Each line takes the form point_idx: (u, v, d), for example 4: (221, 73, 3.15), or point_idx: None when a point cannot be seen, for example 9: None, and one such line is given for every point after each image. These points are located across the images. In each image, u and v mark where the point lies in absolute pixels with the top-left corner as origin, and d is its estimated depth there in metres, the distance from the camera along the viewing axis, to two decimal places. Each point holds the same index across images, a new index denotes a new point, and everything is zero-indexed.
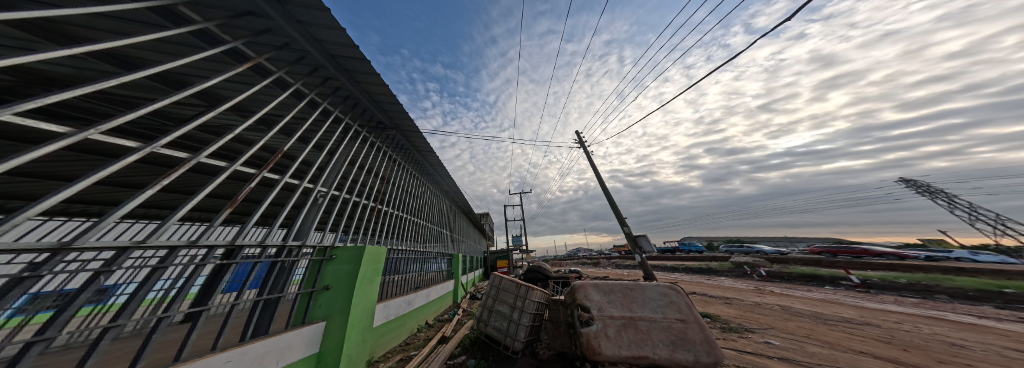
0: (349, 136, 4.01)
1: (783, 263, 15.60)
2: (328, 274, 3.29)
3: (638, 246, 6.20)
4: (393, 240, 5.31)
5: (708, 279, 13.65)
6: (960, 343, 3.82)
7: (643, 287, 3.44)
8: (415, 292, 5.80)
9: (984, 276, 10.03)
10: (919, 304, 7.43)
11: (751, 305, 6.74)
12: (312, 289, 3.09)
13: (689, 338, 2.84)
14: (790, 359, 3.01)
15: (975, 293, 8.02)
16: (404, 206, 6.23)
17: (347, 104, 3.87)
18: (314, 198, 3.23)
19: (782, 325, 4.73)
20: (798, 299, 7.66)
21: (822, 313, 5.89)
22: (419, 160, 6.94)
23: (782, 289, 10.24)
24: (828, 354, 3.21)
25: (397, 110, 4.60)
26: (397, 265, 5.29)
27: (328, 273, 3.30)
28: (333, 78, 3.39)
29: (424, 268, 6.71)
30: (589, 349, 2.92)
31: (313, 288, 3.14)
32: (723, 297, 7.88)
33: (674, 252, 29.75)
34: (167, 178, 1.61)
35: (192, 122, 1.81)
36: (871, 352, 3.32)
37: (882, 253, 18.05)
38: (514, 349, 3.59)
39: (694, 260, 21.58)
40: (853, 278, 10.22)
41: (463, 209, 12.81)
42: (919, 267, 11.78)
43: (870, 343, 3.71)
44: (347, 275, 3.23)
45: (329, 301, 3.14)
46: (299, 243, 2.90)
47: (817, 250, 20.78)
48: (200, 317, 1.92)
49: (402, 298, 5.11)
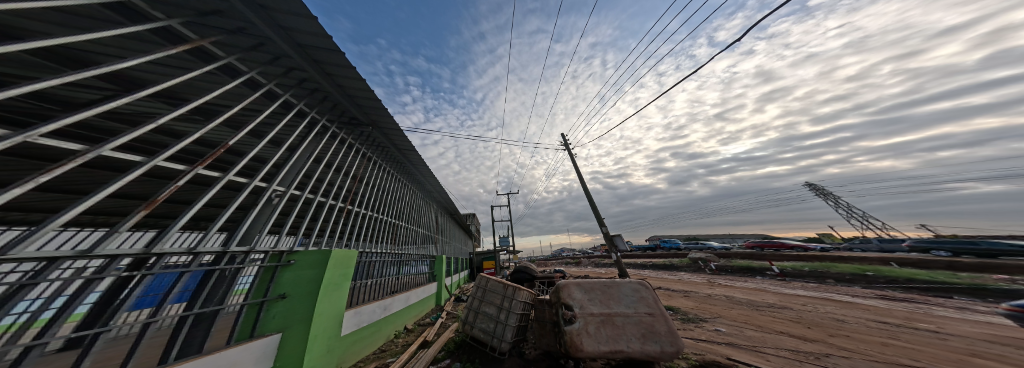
0: (317, 133, 3.57)
1: (727, 257, 18.63)
2: (284, 281, 2.95)
3: (615, 245, 6.67)
4: (368, 245, 4.92)
5: (671, 274, 15.58)
6: (842, 318, 5.08)
7: (619, 284, 3.79)
8: (392, 297, 5.51)
9: (855, 263, 13.38)
10: (817, 288, 9.54)
11: (703, 296, 7.90)
12: (264, 299, 2.73)
13: (657, 331, 3.21)
14: (734, 344, 3.64)
15: (849, 276, 10.66)
16: (381, 207, 5.81)
17: (315, 98, 3.39)
18: (267, 199, 2.81)
19: (727, 312, 5.68)
20: (738, 289, 9.22)
21: (754, 300, 7.19)
22: (400, 158, 6.45)
23: (727, 281, 12.22)
24: (761, 336, 3.96)
25: (376, 107, 4.19)
26: (371, 269, 4.92)
27: (284, 280, 2.95)
28: (302, 71, 2.96)
29: (401, 271, 6.37)
30: (572, 346, 3.17)
31: (265, 297, 2.78)
32: (681, 290, 9.12)
33: (645, 250, 33.08)
34: (46, 175, 1.15)
35: (90, 108, 1.35)
36: (790, 332, 4.16)
37: (791, 246, 22.82)
38: (502, 349, 3.68)
39: (659, 256, 24.36)
40: (774, 268, 12.71)
41: (448, 209, 12.45)
42: (818, 257, 15.13)
43: (786, 323, 4.69)
44: (311, 281, 2.90)
45: (287, 310, 2.80)
46: (246, 249, 2.49)
47: (749, 243, 24.98)
48: (100, 340, 1.50)
49: (377, 303, 4.84)
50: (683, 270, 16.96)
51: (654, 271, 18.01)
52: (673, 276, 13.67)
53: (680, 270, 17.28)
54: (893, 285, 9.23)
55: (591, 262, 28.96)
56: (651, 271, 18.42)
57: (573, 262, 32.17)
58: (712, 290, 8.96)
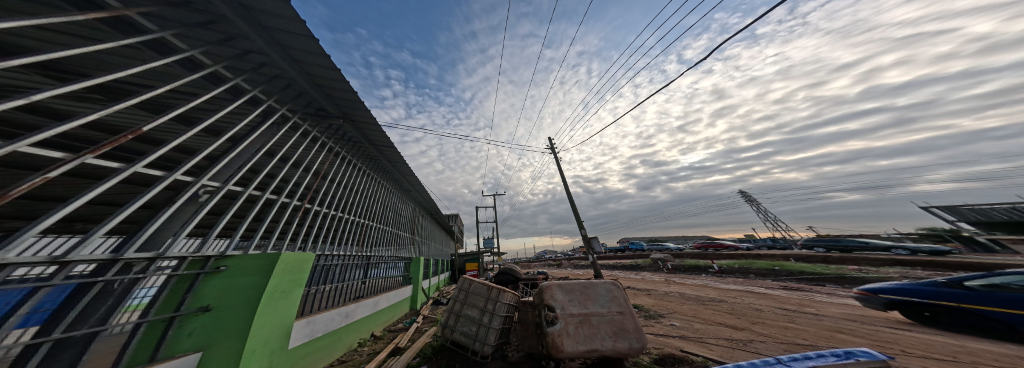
0: (274, 123, 3.29)
1: (682, 257, 21.59)
2: (208, 292, 2.32)
3: (591, 247, 7.26)
4: (330, 247, 4.54)
5: (637, 274, 17.49)
6: (759, 307, 6.41)
7: (595, 284, 4.15)
8: (356, 302, 5.00)
9: (771, 259, 16.74)
10: (742, 281, 11.80)
11: (663, 294, 9.09)
12: (177, 313, 2.06)
13: (626, 328, 3.62)
14: (684, 336, 4.34)
15: (765, 270, 13.37)
16: (350, 207, 5.41)
17: (274, 84, 3.17)
18: (192, 195, 2.22)
19: (680, 308, 6.70)
20: (688, 286, 10.90)
21: (701, 295, 8.54)
22: (375, 155, 6.09)
23: (680, 278, 14.25)
24: (704, 328, 4.78)
25: (348, 98, 4.00)
26: (330, 274, 4.46)
27: (208, 291, 2.33)
28: (260, 55, 2.79)
29: (369, 274, 5.88)
30: (554, 347, 3.39)
31: (177, 311, 2.09)
32: (645, 289, 10.36)
33: (616, 252, 36.42)
34: None
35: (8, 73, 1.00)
36: (726, 322, 5.09)
37: (728, 247, 27.50)
38: (485, 353, 3.73)
39: (628, 258, 26.97)
40: (715, 266, 15.20)
41: (428, 210, 12.00)
42: (747, 255, 18.47)
43: (722, 315, 5.73)
44: (253, 290, 2.45)
45: (214, 326, 2.21)
46: (158, 254, 1.83)
47: (698, 245, 29.27)
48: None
49: (336, 311, 4.30)
50: (647, 270, 19.17)
51: (622, 271, 20.02)
52: (639, 276, 15.40)
53: (644, 270, 19.53)
54: (792, 276, 11.88)
55: (569, 263, 30.69)
56: (620, 271, 20.42)
57: (552, 265, 33.64)
58: (669, 288, 10.40)
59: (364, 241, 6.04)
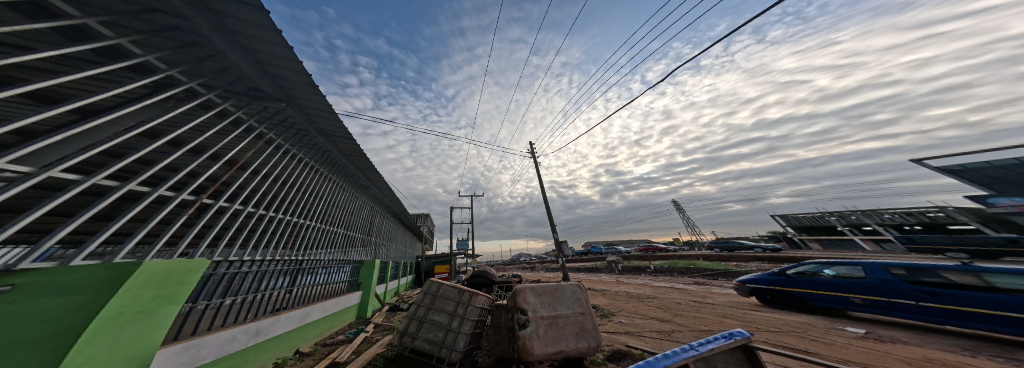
0: (182, 101, 2.65)
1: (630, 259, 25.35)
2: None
3: (562, 250, 7.92)
4: (255, 252, 3.85)
5: (596, 276, 19.77)
6: (678, 301, 8.22)
7: (563, 287, 4.60)
8: (274, 316, 3.72)
9: (691, 258, 21.23)
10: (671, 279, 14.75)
11: (616, 294, 10.65)
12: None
13: (585, 328, 4.14)
14: (627, 331, 5.20)
15: (686, 268, 16.99)
16: (280, 204, 4.61)
17: (186, 53, 2.62)
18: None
19: (627, 306, 7.99)
20: (633, 285, 13.02)
21: (642, 293, 10.34)
22: (322, 147, 5.36)
23: (629, 279, 16.84)
24: (642, 322, 5.79)
25: (297, 80, 3.55)
26: (254, 281, 3.73)
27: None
28: (188, 31, 2.46)
29: (305, 281, 5.02)
30: (525, 350, 3.65)
31: None
32: (601, 290, 11.93)
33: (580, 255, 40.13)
34: None
35: None
36: (658, 316, 6.33)
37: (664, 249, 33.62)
38: (453, 360, 3.63)
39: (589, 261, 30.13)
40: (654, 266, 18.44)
41: (389, 209, 11.03)
42: (677, 256, 22.90)
43: (654, 310, 7.11)
44: (78, 310, 1.28)
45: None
46: None
47: (643, 249, 34.77)
48: None
49: (244, 325, 3.09)
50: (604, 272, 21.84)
51: (584, 274, 22.36)
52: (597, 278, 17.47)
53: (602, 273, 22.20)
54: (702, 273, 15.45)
55: (541, 267, 32.40)
56: (582, 273, 22.74)
57: (524, 269, 34.78)
58: (619, 288, 12.23)
59: (303, 243, 5.25)
